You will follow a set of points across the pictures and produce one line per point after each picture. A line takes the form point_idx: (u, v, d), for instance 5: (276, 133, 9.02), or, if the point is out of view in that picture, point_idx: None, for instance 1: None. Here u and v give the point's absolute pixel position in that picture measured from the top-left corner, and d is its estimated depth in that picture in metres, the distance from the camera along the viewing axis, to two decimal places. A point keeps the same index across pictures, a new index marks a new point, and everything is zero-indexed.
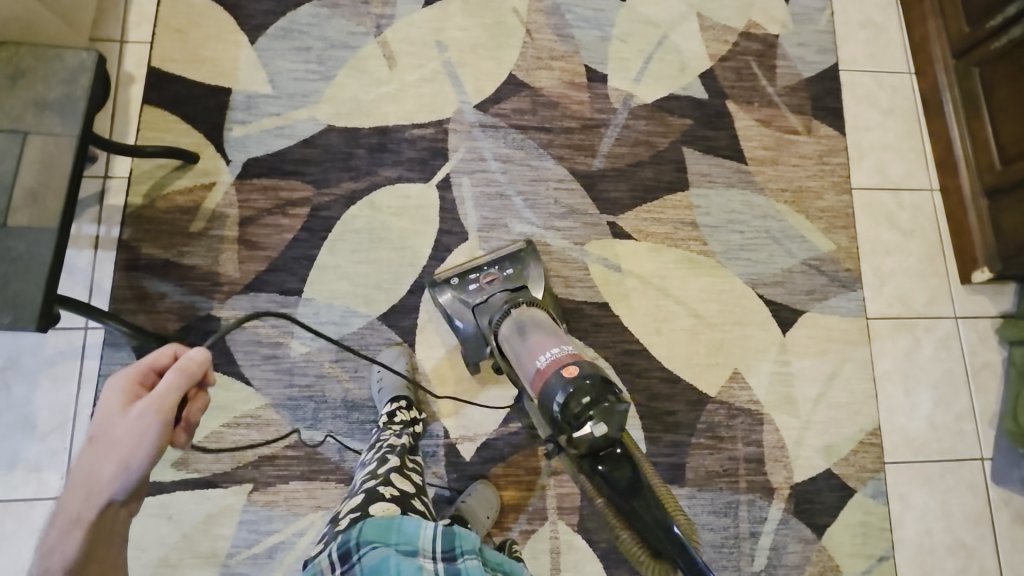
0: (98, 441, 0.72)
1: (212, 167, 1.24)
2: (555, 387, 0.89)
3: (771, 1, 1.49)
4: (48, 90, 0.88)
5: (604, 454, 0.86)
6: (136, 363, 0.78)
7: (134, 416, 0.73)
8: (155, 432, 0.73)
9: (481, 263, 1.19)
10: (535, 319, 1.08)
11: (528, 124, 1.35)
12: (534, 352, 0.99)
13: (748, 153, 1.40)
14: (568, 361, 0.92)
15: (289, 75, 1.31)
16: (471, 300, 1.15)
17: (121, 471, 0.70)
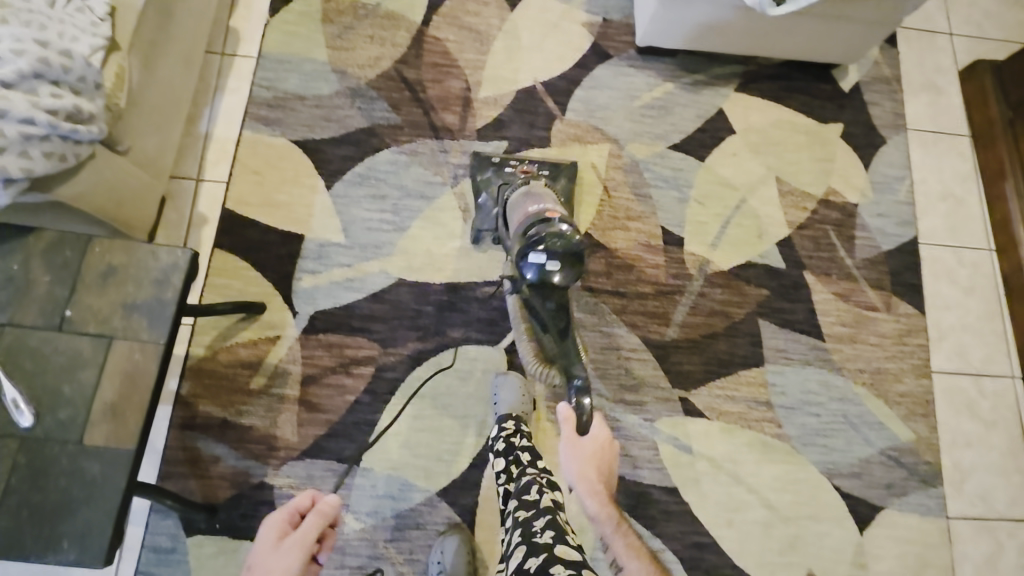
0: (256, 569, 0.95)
1: (278, 319, 1.21)
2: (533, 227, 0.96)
3: (850, 168, 1.47)
4: (138, 292, 0.82)
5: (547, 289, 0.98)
6: (286, 506, 1.01)
7: (283, 550, 0.95)
8: (293, 566, 0.93)
9: (523, 161, 1.29)
10: (544, 191, 1.09)
11: (602, 286, 1.31)
12: (529, 199, 1.05)
13: (825, 328, 1.35)
14: (555, 212, 0.99)
15: (363, 224, 1.28)
16: (501, 178, 1.25)
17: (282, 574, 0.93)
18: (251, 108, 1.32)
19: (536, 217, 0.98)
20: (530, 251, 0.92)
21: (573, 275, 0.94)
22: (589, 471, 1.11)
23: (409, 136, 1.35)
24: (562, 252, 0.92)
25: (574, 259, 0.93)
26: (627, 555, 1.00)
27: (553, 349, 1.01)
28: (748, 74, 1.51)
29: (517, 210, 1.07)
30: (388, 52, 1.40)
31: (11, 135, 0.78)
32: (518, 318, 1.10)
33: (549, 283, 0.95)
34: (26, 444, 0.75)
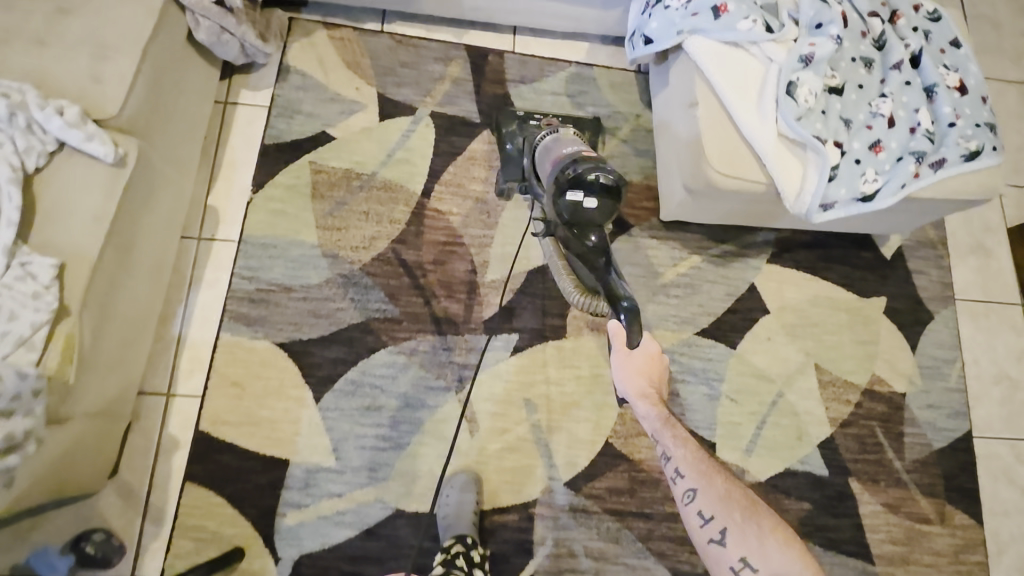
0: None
1: (258, 566, 1.05)
2: (570, 165, 0.93)
3: (896, 351, 1.33)
4: None
5: (581, 227, 0.92)
6: None
7: None
8: None
9: (549, 114, 1.27)
10: (574, 135, 1.09)
11: (626, 507, 1.17)
12: (558, 146, 1.04)
13: (874, 547, 1.21)
14: (591, 151, 0.98)
15: (356, 442, 1.13)
16: (526, 130, 1.23)
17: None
18: (230, 304, 1.17)
19: (569, 158, 0.97)
20: (567, 189, 0.91)
21: (609, 210, 0.91)
22: (641, 384, 1.11)
23: (408, 332, 1.20)
24: (601, 187, 0.90)
25: (610, 194, 0.91)
26: (675, 444, 1.01)
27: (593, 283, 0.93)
28: (782, 241, 1.36)
29: (547, 155, 1.05)
30: (385, 230, 1.25)
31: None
32: (558, 267, 1.11)
33: (583, 220, 0.91)
34: None
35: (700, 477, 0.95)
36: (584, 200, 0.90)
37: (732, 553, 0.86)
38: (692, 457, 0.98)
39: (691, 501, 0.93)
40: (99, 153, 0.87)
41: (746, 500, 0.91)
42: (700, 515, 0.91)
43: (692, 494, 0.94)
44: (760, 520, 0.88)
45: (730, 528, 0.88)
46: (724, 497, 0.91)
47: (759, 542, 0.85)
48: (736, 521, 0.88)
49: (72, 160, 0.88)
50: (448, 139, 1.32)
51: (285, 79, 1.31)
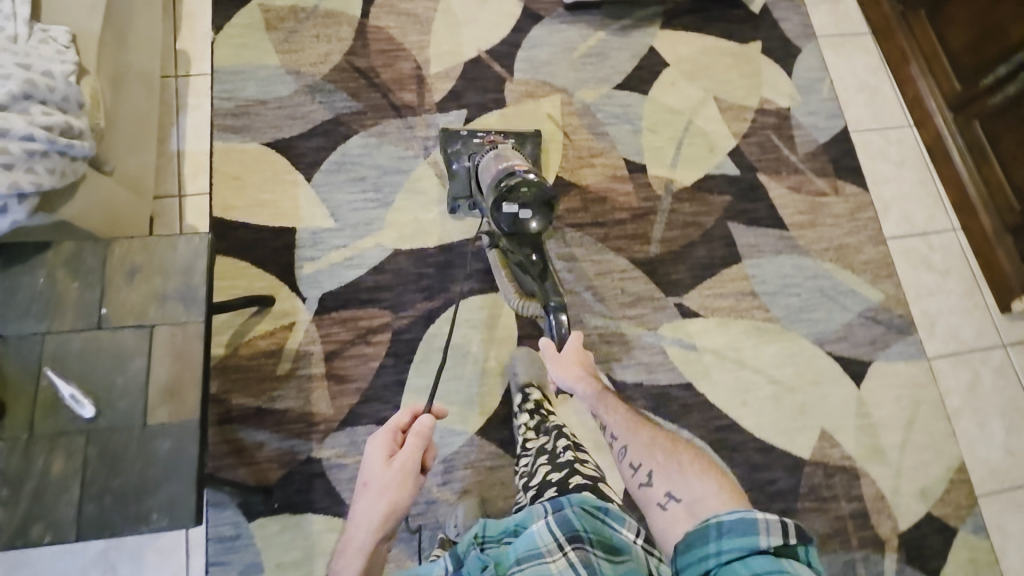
0: (371, 485, 0.88)
1: (290, 306, 1.25)
2: (500, 181, 1.03)
3: (776, 77, 1.62)
4: (167, 283, 0.86)
5: (519, 233, 1.07)
6: (389, 424, 0.94)
7: (394, 471, 0.88)
8: (410, 485, 0.86)
9: (490, 132, 1.33)
10: (511, 150, 1.15)
11: (583, 221, 1.41)
12: (497, 160, 1.11)
13: (787, 219, 1.49)
14: (523, 167, 1.05)
15: (350, 206, 1.35)
16: (469, 149, 1.29)
17: (391, 516, 0.83)
18: (217, 120, 1.37)
19: (501, 172, 1.05)
20: (502, 204, 1.01)
21: (543, 220, 1.04)
22: (577, 371, 1.03)
23: (374, 120, 1.42)
24: (535, 202, 1.01)
25: (543, 206, 1.03)
26: (609, 412, 0.96)
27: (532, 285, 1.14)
28: (668, 12, 1.64)
29: (488, 168, 1.11)
30: (336, 47, 1.47)
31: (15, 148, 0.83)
32: (497, 269, 1.24)
33: (525, 229, 1.05)
34: (92, 437, 0.77)
35: (629, 433, 0.90)
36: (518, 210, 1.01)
37: (660, 492, 0.80)
38: (624, 421, 0.93)
39: (621, 456, 0.88)
40: None
41: (671, 445, 0.87)
42: (631, 467, 0.86)
43: (624, 450, 0.89)
44: (682, 458, 0.84)
45: (656, 470, 0.83)
46: (650, 444, 0.87)
47: (680, 474, 0.81)
48: (660, 463, 0.83)
49: None
50: None
51: None
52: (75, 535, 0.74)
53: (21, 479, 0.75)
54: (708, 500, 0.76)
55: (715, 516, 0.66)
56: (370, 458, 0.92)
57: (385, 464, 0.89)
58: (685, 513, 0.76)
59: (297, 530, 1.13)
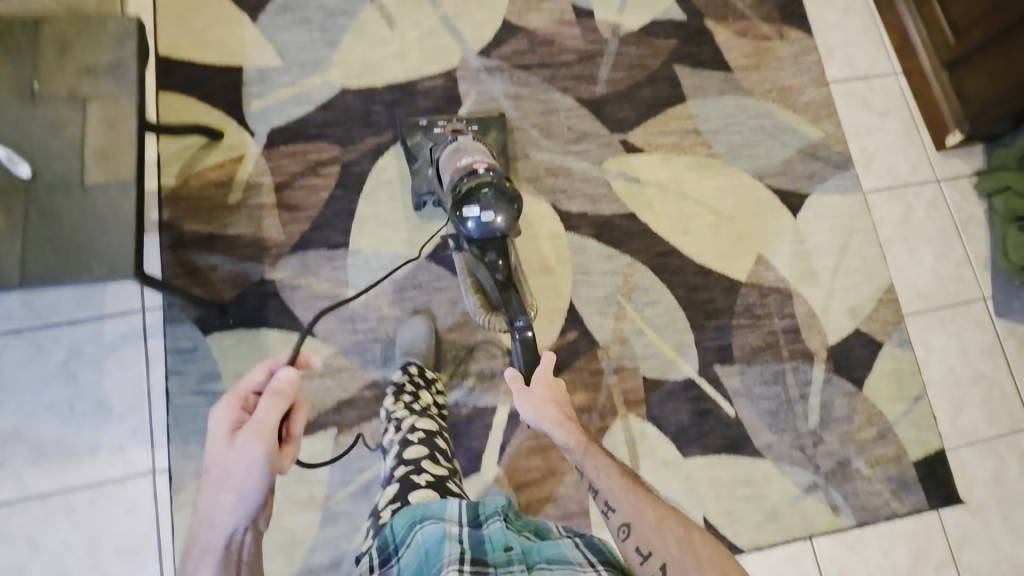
0: (210, 472, 0.69)
1: (239, 141, 1.27)
2: (462, 181, 0.98)
3: None
4: (98, 59, 0.89)
5: (489, 242, 0.97)
6: (235, 388, 0.74)
7: (238, 447, 0.68)
8: (261, 456, 0.68)
9: (451, 118, 1.25)
10: (476, 145, 1.08)
11: (530, 63, 1.43)
12: (458, 154, 1.04)
13: (732, 63, 1.51)
14: (481, 162, 1.00)
15: (297, 47, 1.35)
16: (431, 140, 1.21)
17: (237, 501, 0.66)
18: None
19: (463, 171, 1.00)
20: (463, 209, 0.94)
21: (509, 222, 0.95)
22: (551, 411, 0.95)
23: None
24: (496, 200, 0.94)
25: (509, 207, 0.95)
26: (599, 473, 0.86)
27: (497, 297, 1.02)
28: None
29: (449, 164, 1.05)
30: None
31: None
32: (464, 276, 1.15)
33: (488, 237, 0.96)
34: (32, 195, 0.83)
35: (627, 507, 0.81)
36: (482, 214, 0.93)
37: None
38: (620, 487, 0.84)
39: (627, 537, 0.78)
40: None
41: (681, 531, 0.77)
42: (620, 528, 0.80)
43: (626, 530, 0.79)
44: (697, 548, 0.74)
45: (670, 563, 0.74)
46: (658, 526, 0.78)
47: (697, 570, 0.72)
48: (674, 554, 0.74)
49: None
50: None
51: None
52: (20, 278, 0.81)
53: None
54: None
55: None
56: (213, 436, 0.72)
57: (227, 441, 0.70)
58: None
59: (251, 343, 1.17)
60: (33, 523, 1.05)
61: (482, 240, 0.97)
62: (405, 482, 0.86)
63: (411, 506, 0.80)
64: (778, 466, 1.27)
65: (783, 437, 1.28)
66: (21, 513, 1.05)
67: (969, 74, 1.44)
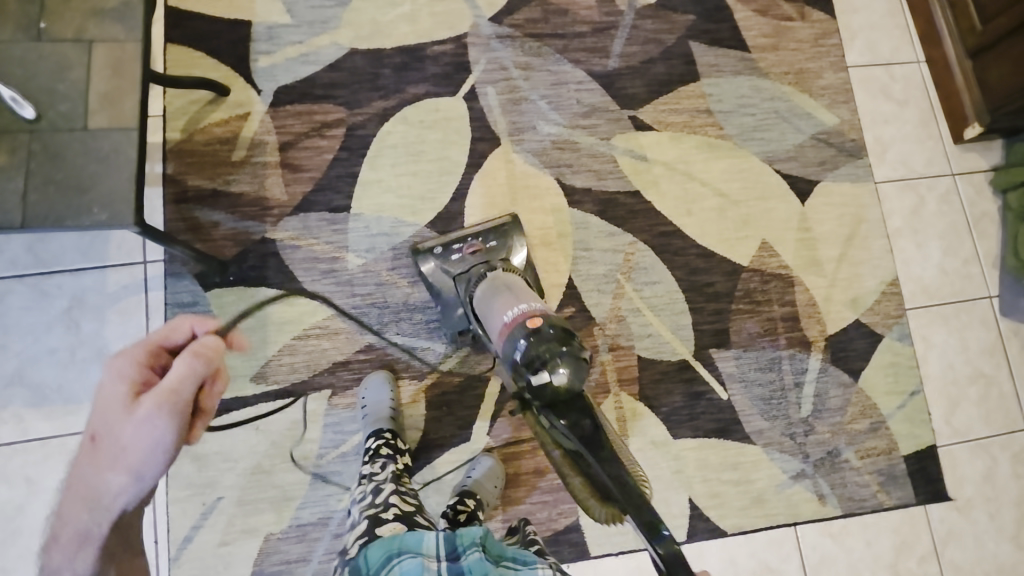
0: (101, 439, 0.65)
1: (245, 98, 1.26)
2: (521, 343, 0.88)
3: None
4: (105, 2, 0.89)
5: (564, 407, 0.82)
6: (144, 342, 0.70)
7: (138, 419, 0.64)
8: (164, 435, 0.64)
9: (466, 234, 1.20)
10: (513, 281, 1.06)
11: (543, 32, 1.40)
12: (505, 309, 0.97)
13: (750, 42, 1.47)
14: (536, 312, 0.93)
15: (306, 4, 1.33)
16: (455, 268, 1.17)
17: (130, 481, 0.64)
18: None
19: (517, 330, 0.91)
20: (530, 373, 0.84)
21: (577, 379, 0.84)
22: None
23: None
24: (566, 358, 0.84)
25: (574, 358, 0.85)
26: None
27: (600, 490, 0.70)
28: None
29: (495, 317, 0.99)
30: None
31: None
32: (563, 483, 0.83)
33: (558, 394, 0.83)
34: (36, 135, 0.83)
35: None
36: (551, 376, 0.83)
37: None
38: None
39: None
40: None
41: None
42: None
43: None
44: None
45: None
46: None
47: None
48: None
49: None
50: None
51: None
52: (22, 218, 0.81)
53: None
54: None
55: None
56: (112, 393, 0.67)
57: (127, 409, 0.65)
58: None
59: (251, 301, 1.18)
60: (33, 464, 1.07)
61: (558, 408, 0.82)
62: (373, 518, 0.84)
63: (386, 540, 0.73)
64: (768, 452, 1.27)
65: (774, 423, 1.28)
66: (21, 454, 1.07)
67: (992, 64, 1.40)
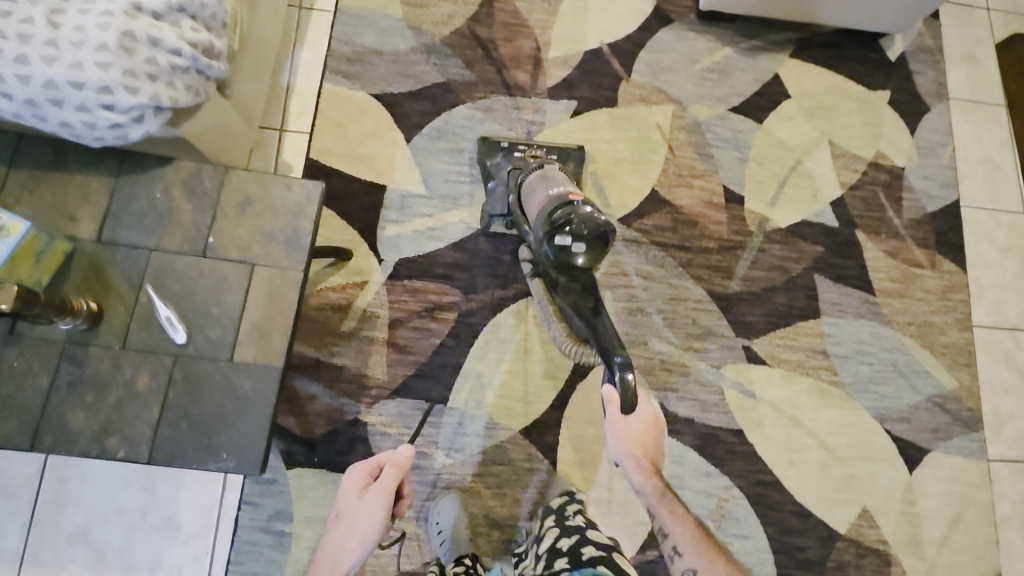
0: (344, 517, 0.94)
1: (365, 266, 1.25)
2: (555, 209, 0.91)
3: (897, 133, 1.54)
4: (275, 223, 0.86)
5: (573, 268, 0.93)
6: (368, 459, 0.98)
7: (367, 502, 0.93)
8: (381, 514, 0.91)
9: (532, 144, 1.32)
10: (561, 175, 1.06)
11: (669, 241, 1.37)
12: (546, 184, 1.02)
13: (876, 284, 1.42)
14: (577, 194, 0.95)
15: (443, 177, 1.32)
16: (511, 163, 1.24)
17: (358, 546, 0.91)
18: (330, 61, 1.34)
19: (557, 200, 0.93)
20: (554, 235, 0.88)
21: (596, 256, 0.90)
22: (635, 448, 1.10)
23: (483, 94, 1.39)
24: (588, 232, 0.87)
25: (599, 244, 0.89)
26: (675, 522, 1.04)
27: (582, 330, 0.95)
28: (802, 41, 1.55)
29: (535, 194, 1.02)
30: (459, 10, 1.43)
31: (89, 69, 0.73)
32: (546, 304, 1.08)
33: (572, 263, 0.91)
34: (179, 360, 0.79)
35: (697, 555, 1.00)
36: (572, 245, 0.87)
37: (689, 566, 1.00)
38: (691, 536, 1.02)
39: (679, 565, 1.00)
40: None
41: (716, 550, 1.02)
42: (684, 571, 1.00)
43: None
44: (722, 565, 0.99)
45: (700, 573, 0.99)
46: (699, 542, 1.01)
47: (709, 560, 1.00)
48: (706, 566, 0.99)
49: None
50: None
51: None
52: (149, 454, 0.78)
53: (108, 385, 0.78)
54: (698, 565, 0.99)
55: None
56: (349, 488, 0.96)
57: (360, 494, 0.95)
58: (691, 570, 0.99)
59: (330, 489, 1.13)
60: None
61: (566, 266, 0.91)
62: None
63: None
64: None
65: None
66: None
67: None
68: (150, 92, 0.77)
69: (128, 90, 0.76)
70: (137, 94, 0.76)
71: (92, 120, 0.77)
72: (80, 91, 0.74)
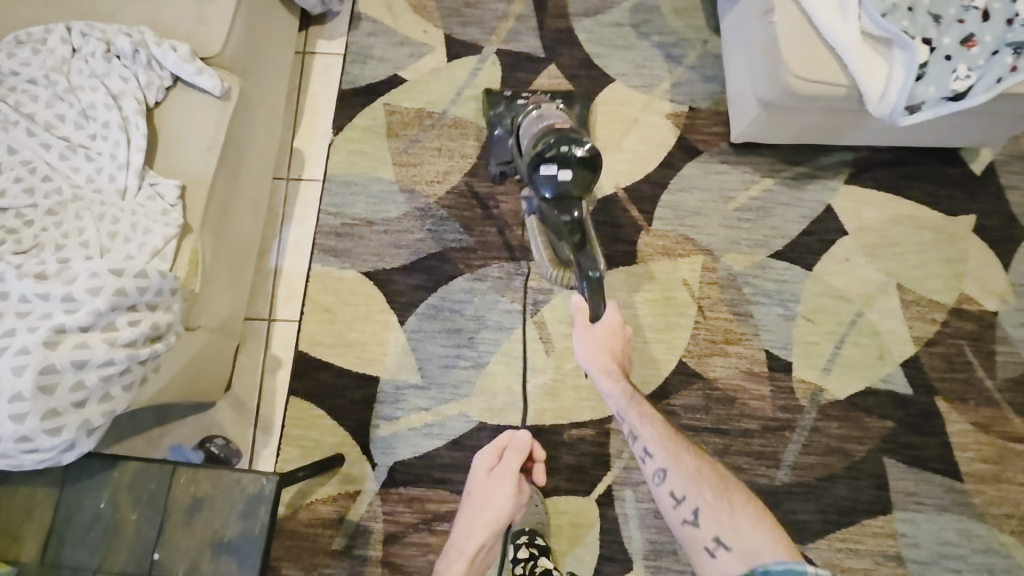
0: (475, 495, 1.01)
1: (357, 472, 1.15)
2: (544, 139, 0.92)
3: (986, 268, 1.27)
4: (226, 530, 0.78)
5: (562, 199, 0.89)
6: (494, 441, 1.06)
7: (495, 481, 1.01)
8: (508, 488, 1.00)
9: (535, 91, 1.19)
10: (556, 109, 1.04)
11: (701, 422, 1.19)
12: (538, 120, 1.01)
13: (962, 466, 1.17)
14: (564, 124, 0.96)
15: (440, 362, 1.21)
16: (513, 109, 1.15)
17: (493, 515, 0.99)
18: (320, 237, 1.26)
19: (545, 131, 0.94)
20: (543, 165, 0.88)
21: (585, 180, 0.89)
22: (605, 359, 0.93)
23: (484, 259, 1.26)
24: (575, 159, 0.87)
25: (586, 166, 0.88)
26: (643, 424, 0.88)
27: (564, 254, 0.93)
28: (860, 163, 1.32)
29: (529, 129, 1.01)
30: (458, 164, 1.31)
31: (3, 422, 0.71)
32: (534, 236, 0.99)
33: (563, 192, 0.88)
34: None
35: (670, 457, 0.83)
36: (559, 172, 0.87)
37: (705, 533, 0.75)
38: (662, 436, 0.86)
39: (661, 481, 0.82)
40: (208, 85, 1.01)
41: (718, 478, 0.81)
42: (672, 495, 0.80)
43: (663, 474, 0.82)
44: (734, 499, 0.77)
45: (703, 508, 0.77)
46: (696, 476, 0.81)
47: (727, 514, 0.75)
48: (708, 501, 0.77)
49: (185, 94, 1.02)
50: (515, 75, 1.36)
51: (359, 27, 1.39)
52: None
53: None
54: (710, 507, 0.77)
55: (762, 566, 0.67)
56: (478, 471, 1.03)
57: (489, 474, 1.02)
58: (736, 564, 0.71)
59: None
60: None
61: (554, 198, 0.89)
62: None
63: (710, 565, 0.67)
64: None
65: None
66: None
67: None
68: (74, 424, 0.75)
69: (50, 431, 0.73)
70: (59, 433, 0.74)
71: (17, 460, 0.75)
72: (0, 442, 0.72)
